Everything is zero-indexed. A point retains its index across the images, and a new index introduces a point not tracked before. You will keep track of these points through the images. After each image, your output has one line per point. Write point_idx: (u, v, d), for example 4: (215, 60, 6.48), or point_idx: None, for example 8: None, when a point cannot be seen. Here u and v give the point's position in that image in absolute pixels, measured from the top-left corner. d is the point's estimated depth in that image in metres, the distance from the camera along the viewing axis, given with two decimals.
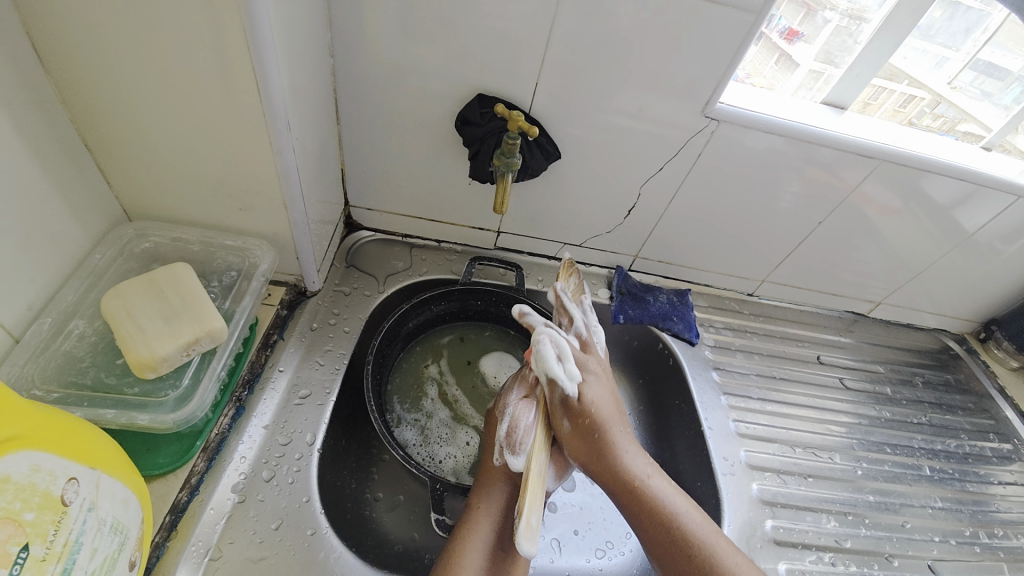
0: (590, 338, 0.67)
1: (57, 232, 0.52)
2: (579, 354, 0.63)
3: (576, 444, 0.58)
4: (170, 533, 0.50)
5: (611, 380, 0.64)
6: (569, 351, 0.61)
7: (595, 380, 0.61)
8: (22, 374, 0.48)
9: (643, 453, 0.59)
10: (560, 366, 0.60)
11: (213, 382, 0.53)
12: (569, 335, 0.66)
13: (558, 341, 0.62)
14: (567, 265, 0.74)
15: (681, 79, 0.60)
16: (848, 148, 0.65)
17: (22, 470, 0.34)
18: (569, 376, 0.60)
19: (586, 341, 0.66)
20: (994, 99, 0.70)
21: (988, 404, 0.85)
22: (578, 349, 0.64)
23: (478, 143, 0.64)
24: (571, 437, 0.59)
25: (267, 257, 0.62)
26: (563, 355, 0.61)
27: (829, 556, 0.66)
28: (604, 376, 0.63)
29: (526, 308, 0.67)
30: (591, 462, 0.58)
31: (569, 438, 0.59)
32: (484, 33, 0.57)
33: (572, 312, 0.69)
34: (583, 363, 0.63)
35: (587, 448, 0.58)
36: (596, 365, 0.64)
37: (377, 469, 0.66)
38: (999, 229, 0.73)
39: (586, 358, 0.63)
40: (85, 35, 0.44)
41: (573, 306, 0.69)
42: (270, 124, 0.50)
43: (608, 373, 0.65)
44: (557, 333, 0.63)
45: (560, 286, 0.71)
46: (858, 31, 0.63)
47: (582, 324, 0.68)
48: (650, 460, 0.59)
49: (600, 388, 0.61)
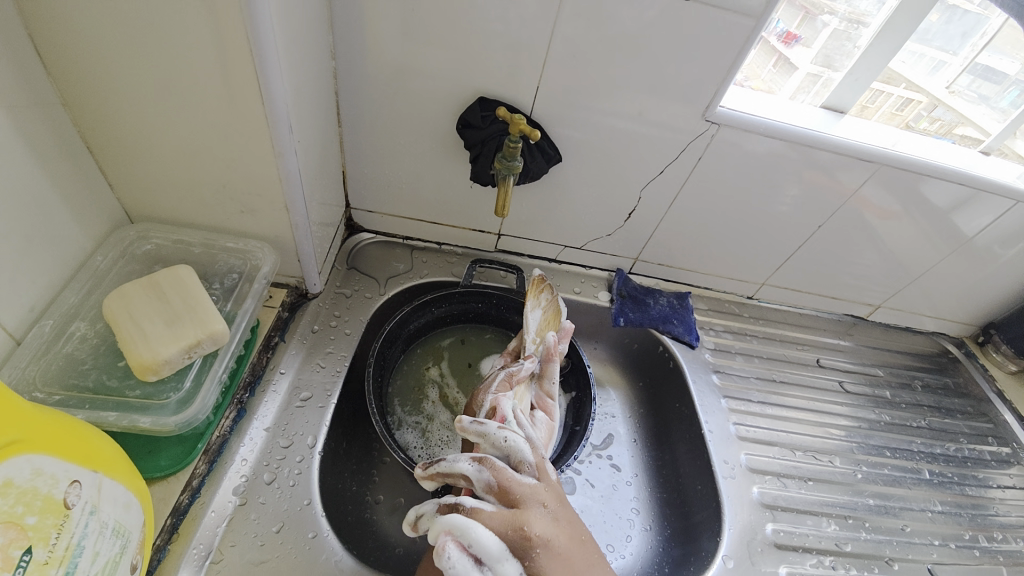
0: (505, 477, 0.51)
1: (59, 234, 0.52)
2: (509, 532, 0.47)
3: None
4: (171, 536, 0.50)
5: (559, 523, 0.49)
6: (496, 549, 0.45)
7: (546, 553, 0.46)
8: (24, 376, 0.48)
9: None
10: None
11: (215, 385, 0.53)
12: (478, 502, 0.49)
13: (469, 535, 0.45)
14: (537, 283, 0.72)
15: (682, 83, 0.60)
16: (847, 152, 0.65)
17: (25, 474, 0.34)
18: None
19: (502, 487, 0.51)
20: (992, 102, 0.70)
21: (986, 408, 0.86)
22: (504, 515, 0.48)
23: (479, 146, 0.64)
24: None
25: (269, 259, 0.62)
26: (484, 558, 0.45)
27: (829, 560, 0.66)
28: (554, 537, 0.48)
29: (413, 512, 0.51)
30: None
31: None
32: (486, 36, 0.57)
33: (458, 468, 0.51)
34: (520, 545, 0.46)
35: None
36: (538, 525, 0.48)
37: (378, 471, 0.66)
38: (998, 233, 0.73)
39: (522, 529, 0.47)
40: (88, 39, 0.44)
41: (456, 458, 0.52)
42: (272, 127, 0.50)
43: (550, 515, 0.50)
44: (465, 519, 0.46)
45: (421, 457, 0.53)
46: (856, 35, 0.63)
47: (477, 470, 0.51)
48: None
49: (553, 560, 0.46)
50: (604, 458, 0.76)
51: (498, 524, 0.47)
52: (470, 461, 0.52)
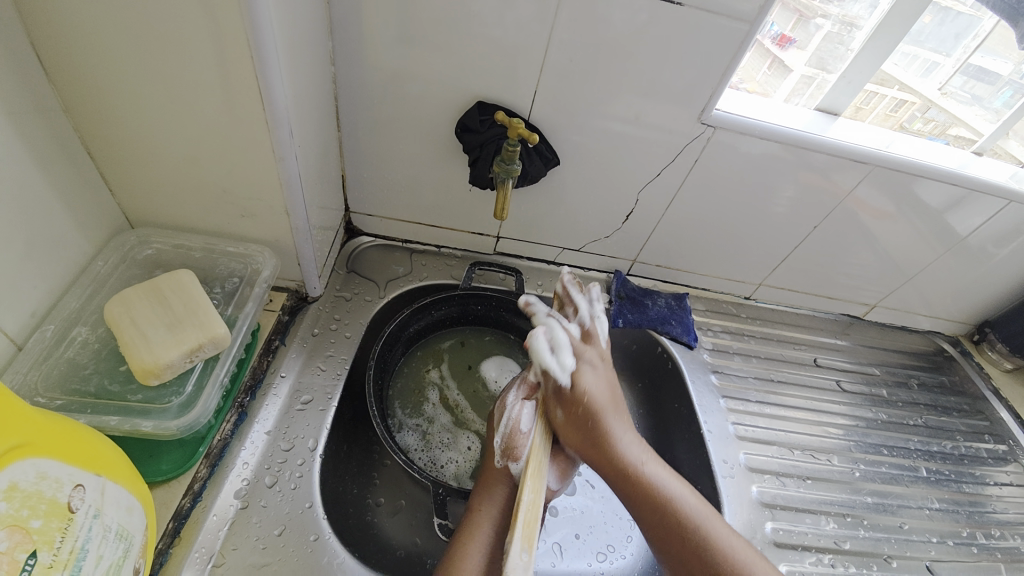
0: (592, 327, 0.68)
1: (60, 239, 0.52)
2: (577, 344, 0.65)
3: (571, 432, 0.60)
4: (173, 540, 0.50)
5: (611, 373, 0.65)
6: (563, 341, 0.64)
7: (590, 370, 0.63)
8: (26, 381, 0.48)
9: (640, 440, 0.61)
10: (557, 356, 0.63)
11: (216, 389, 0.53)
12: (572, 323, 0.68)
13: (555, 330, 0.65)
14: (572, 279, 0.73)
15: (678, 86, 0.60)
16: (842, 154, 0.66)
17: (29, 478, 0.34)
18: (560, 364, 0.63)
19: (589, 330, 0.68)
20: (984, 103, 0.71)
21: (983, 406, 0.86)
22: (578, 340, 0.66)
23: (478, 150, 0.65)
24: (566, 426, 0.61)
25: (270, 263, 0.63)
26: (558, 346, 0.64)
27: (828, 558, 0.66)
28: (602, 368, 0.65)
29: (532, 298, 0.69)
30: (585, 449, 0.60)
31: (564, 426, 0.61)
32: (484, 41, 0.58)
33: (578, 301, 0.70)
34: (580, 353, 0.64)
35: (581, 435, 0.60)
36: (592, 356, 0.65)
37: (378, 474, 0.64)
38: (992, 232, 0.74)
39: (583, 349, 0.65)
40: (90, 45, 0.44)
41: (580, 297, 0.71)
42: (273, 131, 0.50)
43: (606, 365, 0.66)
44: (556, 323, 0.66)
45: (568, 276, 0.72)
46: (849, 37, 0.64)
47: (586, 314, 0.69)
48: (646, 448, 0.61)
49: (596, 376, 0.63)
50: None
51: (574, 338, 0.66)
52: (586, 305, 0.70)
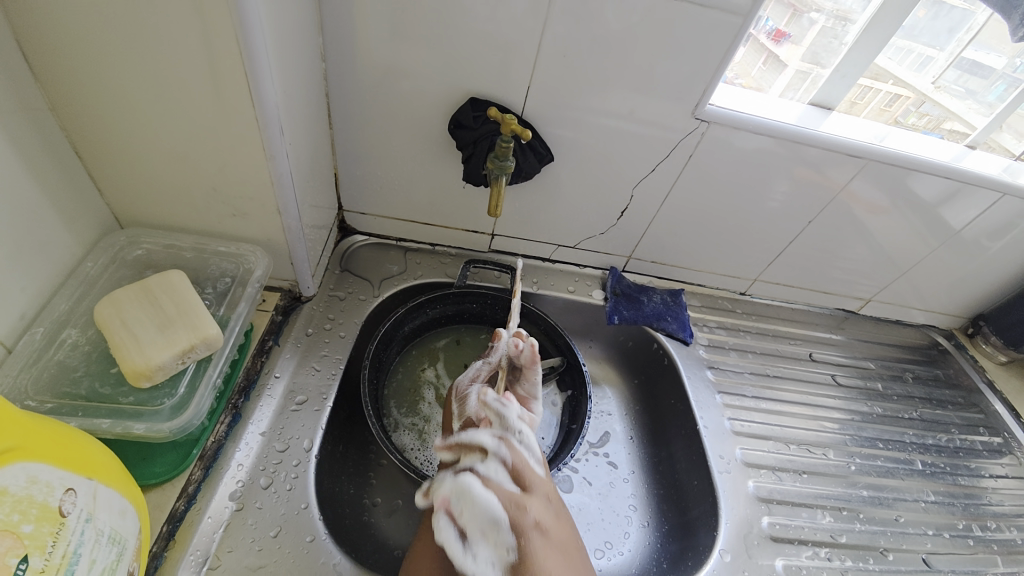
0: (516, 461, 0.57)
1: (48, 241, 0.51)
2: (509, 504, 0.53)
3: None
4: (168, 543, 0.50)
5: (558, 527, 0.53)
6: (493, 513, 0.52)
7: (537, 539, 0.51)
8: (15, 385, 0.48)
9: None
10: (474, 555, 0.50)
11: (209, 389, 0.53)
12: (491, 468, 0.56)
13: (467, 505, 0.53)
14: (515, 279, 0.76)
15: (671, 82, 0.60)
16: (836, 149, 0.66)
17: (20, 482, 0.34)
18: (492, 557, 0.49)
19: (516, 468, 0.56)
20: (978, 97, 0.71)
21: (977, 399, 0.87)
22: (509, 494, 0.54)
23: (472, 147, 0.65)
24: None
25: (262, 262, 0.62)
26: (472, 531, 0.51)
27: (824, 551, 0.66)
28: (547, 528, 0.52)
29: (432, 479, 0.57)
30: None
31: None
32: (476, 37, 0.57)
33: (478, 440, 0.58)
34: (516, 523, 0.51)
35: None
36: (534, 511, 0.53)
37: (375, 474, 0.66)
38: (985, 226, 0.74)
39: (520, 510, 0.52)
40: (75, 43, 0.43)
41: (474, 435, 0.59)
42: (264, 129, 0.50)
43: (552, 515, 0.54)
44: (473, 488, 0.54)
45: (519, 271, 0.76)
46: (843, 31, 0.64)
47: (497, 447, 0.57)
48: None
49: (543, 552, 0.50)
50: (601, 456, 0.76)
51: (502, 497, 0.53)
52: (492, 436, 0.58)
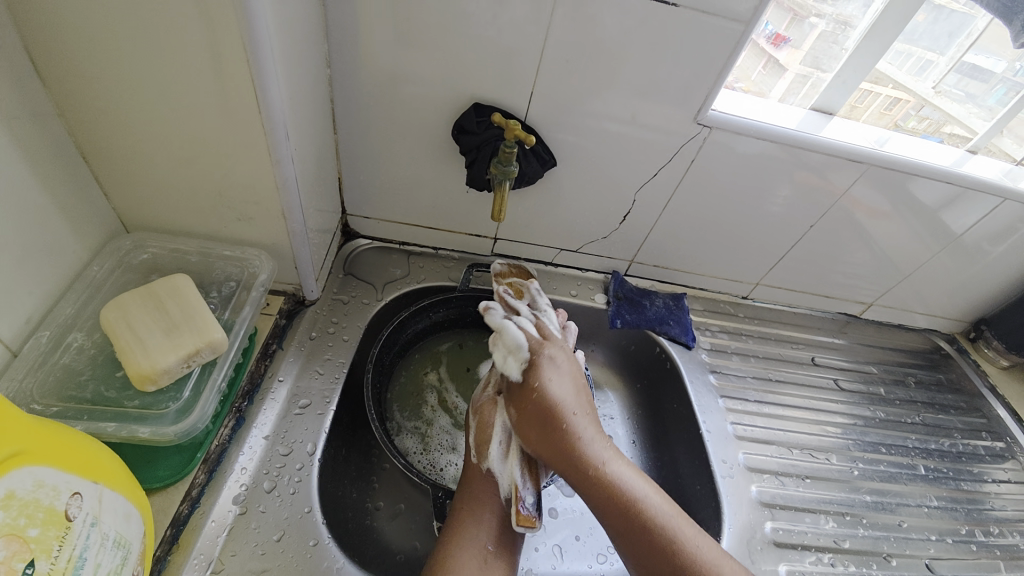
0: (541, 322, 0.68)
1: (54, 244, 0.51)
2: (533, 340, 0.64)
3: (528, 430, 0.60)
4: (172, 547, 0.50)
5: (572, 366, 0.65)
6: (519, 338, 0.64)
7: (551, 366, 0.63)
8: (21, 389, 0.48)
9: (606, 441, 0.60)
10: (505, 361, 0.63)
11: (213, 394, 0.53)
12: (523, 319, 0.67)
13: (505, 331, 0.64)
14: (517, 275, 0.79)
15: (673, 87, 0.60)
16: (838, 154, 0.66)
17: (27, 486, 0.34)
18: (514, 363, 0.63)
19: (540, 326, 0.67)
20: (978, 100, 0.71)
21: (979, 403, 0.87)
22: (535, 336, 0.65)
23: (475, 151, 0.65)
24: (524, 425, 0.61)
25: (267, 266, 0.62)
26: (511, 346, 0.63)
27: (828, 557, 0.66)
28: (562, 362, 0.64)
29: (492, 304, 0.66)
30: (543, 447, 0.59)
31: (520, 424, 0.61)
32: (480, 43, 0.58)
33: (516, 304, 0.69)
34: (536, 349, 0.64)
35: (538, 434, 0.60)
36: (554, 351, 0.64)
37: (377, 478, 0.66)
38: (986, 231, 0.75)
39: (540, 344, 0.64)
40: (84, 48, 0.44)
41: (516, 301, 0.69)
42: (270, 134, 0.50)
43: (569, 359, 0.65)
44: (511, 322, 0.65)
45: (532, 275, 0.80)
46: (843, 36, 0.64)
47: (528, 312, 0.68)
48: (609, 444, 0.60)
49: (555, 374, 0.62)
50: None
51: (530, 332, 0.65)
52: (526, 306, 0.70)
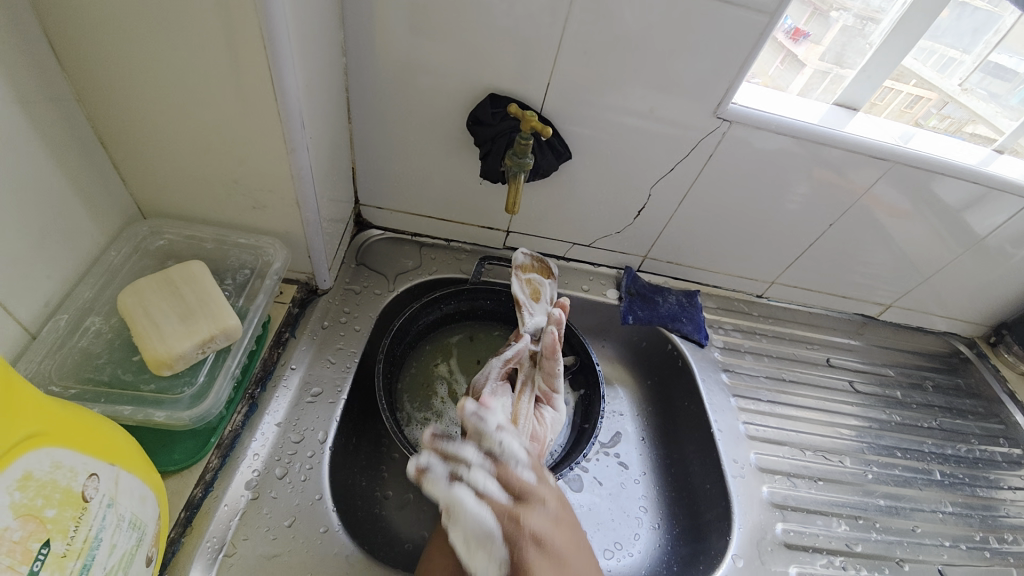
0: (503, 469, 0.53)
1: (72, 229, 0.52)
2: (503, 518, 0.49)
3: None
4: (185, 529, 0.50)
5: (563, 530, 0.50)
6: (484, 526, 0.49)
7: (537, 559, 0.47)
8: (40, 370, 0.48)
9: None
10: (471, 559, 0.48)
11: (227, 380, 0.53)
12: (481, 480, 0.52)
13: (460, 510, 0.50)
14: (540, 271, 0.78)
15: (693, 81, 0.59)
16: (861, 151, 0.65)
17: (44, 467, 0.34)
18: (485, 564, 0.48)
19: (506, 481, 0.52)
20: (1002, 100, 0.69)
21: (997, 409, 0.85)
22: (504, 505, 0.51)
23: (490, 143, 0.64)
24: None
25: (280, 255, 0.62)
26: (478, 535, 0.49)
27: (839, 560, 0.66)
28: (548, 537, 0.49)
29: (422, 461, 0.53)
30: None
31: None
32: (497, 33, 0.57)
33: (464, 454, 0.53)
34: (510, 535, 0.48)
35: None
36: (533, 524, 0.49)
37: (387, 467, 0.67)
38: (1011, 233, 0.73)
39: (513, 522, 0.49)
40: (103, 34, 0.44)
41: (460, 447, 0.54)
42: (285, 122, 0.50)
43: (554, 522, 0.50)
44: (467, 497, 0.51)
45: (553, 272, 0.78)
46: (868, 31, 0.63)
47: (480, 460, 0.53)
48: None
49: (546, 565, 0.47)
50: (612, 456, 0.76)
51: (496, 510, 0.50)
52: (477, 452, 0.54)
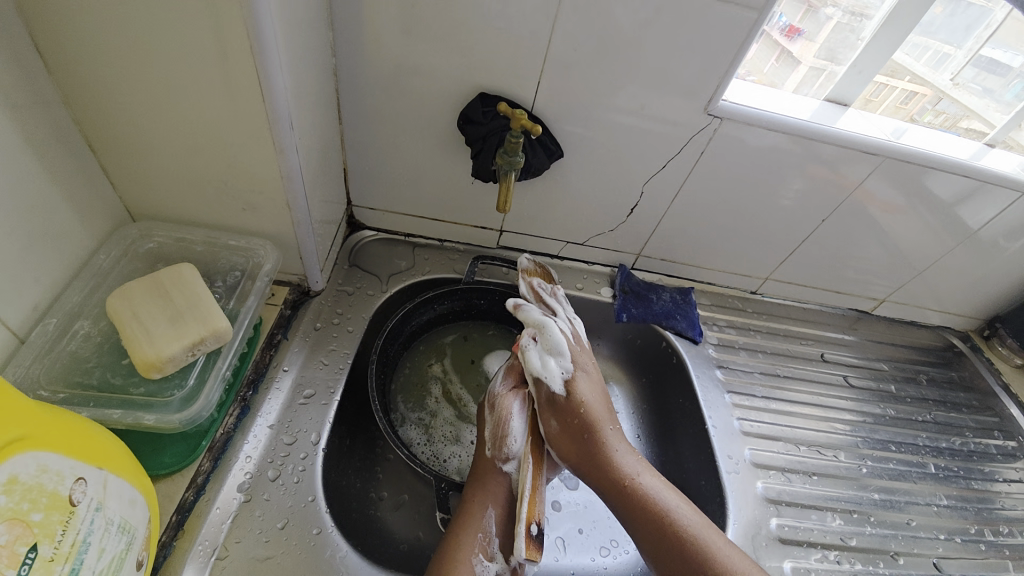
0: (577, 330, 0.69)
1: (61, 233, 0.52)
2: (572, 346, 0.66)
3: (566, 444, 0.62)
4: (177, 532, 0.50)
5: (602, 379, 0.67)
6: (559, 345, 0.65)
7: (584, 377, 0.65)
8: (27, 375, 0.48)
9: (635, 452, 0.62)
10: (545, 362, 0.64)
11: (218, 382, 0.53)
12: (563, 324, 0.68)
13: (546, 330, 0.66)
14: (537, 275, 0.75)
15: (683, 77, 0.59)
16: (852, 145, 0.65)
17: (30, 471, 0.34)
18: (556, 369, 0.64)
19: (578, 338, 0.68)
20: (996, 96, 0.69)
21: (992, 402, 0.85)
22: (573, 342, 0.67)
23: (480, 142, 0.64)
24: (561, 436, 0.62)
25: (271, 256, 0.62)
26: (553, 349, 0.65)
27: (834, 554, 0.66)
28: (595, 375, 0.66)
29: (520, 300, 0.69)
30: (581, 460, 0.61)
31: (558, 437, 0.62)
32: (487, 32, 0.57)
33: (553, 305, 0.71)
34: (576, 358, 0.66)
35: (578, 446, 0.61)
36: (586, 361, 0.66)
37: (381, 469, 0.66)
38: (1003, 226, 0.73)
39: (578, 353, 0.67)
40: (88, 36, 0.44)
41: (551, 303, 0.71)
42: (273, 123, 0.50)
43: (598, 370, 0.68)
44: (553, 321, 0.67)
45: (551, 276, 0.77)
46: (859, 27, 0.63)
47: (566, 317, 0.70)
48: (641, 458, 0.62)
49: (589, 386, 0.64)
50: None
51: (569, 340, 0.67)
52: (564, 312, 0.71)
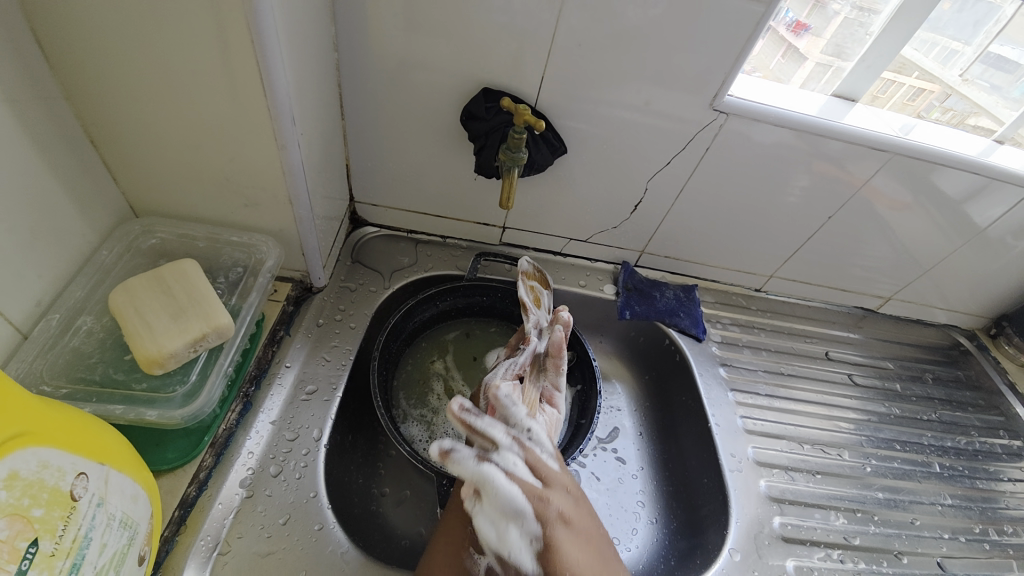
0: (530, 454, 0.55)
1: (64, 229, 0.52)
2: (531, 497, 0.52)
3: None
4: (180, 527, 0.50)
5: (579, 509, 0.53)
6: (515, 504, 0.51)
7: (561, 532, 0.50)
8: (30, 371, 0.48)
9: None
10: (506, 536, 0.51)
11: (220, 378, 0.53)
12: (509, 461, 0.54)
13: (491, 489, 0.52)
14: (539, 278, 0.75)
15: (687, 73, 0.59)
16: (859, 141, 0.64)
17: (31, 467, 0.34)
18: (518, 540, 0.50)
19: (534, 466, 0.55)
20: (1004, 92, 0.68)
21: (998, 401, 0.85)
22: (530, 483, 0.53)
23: (483, 138, 0.64)
24: None
25: (273, 253, 0.62)
26: (508, 513, 0.51)
27: (837, 553, 0.65)
28: (572, 516, 0.52)
29: (446, 441, 0.53)
30: None
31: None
32: (490, 29, 0.57)
33: (494, 432, 0.55)
34: (541, 513, 0.51)
35: None
36: (556, 504, 0.52)
37: (384, 464, 0.67)
38: (1011, 224, 0.72)
39: (541, 501, 0.52)
40: (87, 31, 0.44)
41: (489, 425, 0.55)
42: (275, 119, 0.49)
43: (574, 503, 0.53)
44: (495, 472, 0.53)
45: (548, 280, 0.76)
46: (867, 22, 0.62)
47: (509, 442, 0.55)
48: None
49: (570, 542, 0.50)
50: (610, 451, 0.76)
51: (524, 487, 0.52)
52: (507, 433, 0.56)
